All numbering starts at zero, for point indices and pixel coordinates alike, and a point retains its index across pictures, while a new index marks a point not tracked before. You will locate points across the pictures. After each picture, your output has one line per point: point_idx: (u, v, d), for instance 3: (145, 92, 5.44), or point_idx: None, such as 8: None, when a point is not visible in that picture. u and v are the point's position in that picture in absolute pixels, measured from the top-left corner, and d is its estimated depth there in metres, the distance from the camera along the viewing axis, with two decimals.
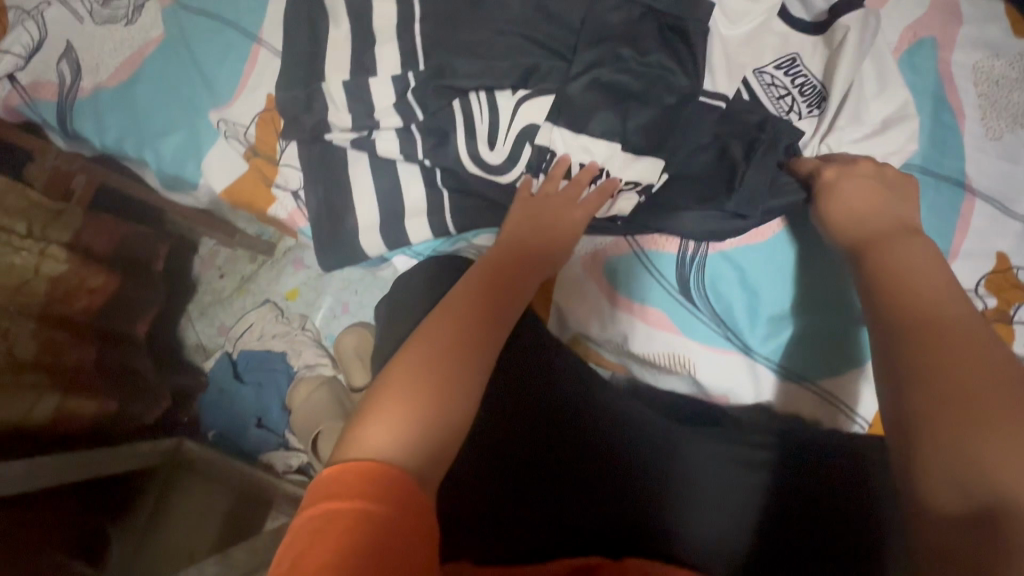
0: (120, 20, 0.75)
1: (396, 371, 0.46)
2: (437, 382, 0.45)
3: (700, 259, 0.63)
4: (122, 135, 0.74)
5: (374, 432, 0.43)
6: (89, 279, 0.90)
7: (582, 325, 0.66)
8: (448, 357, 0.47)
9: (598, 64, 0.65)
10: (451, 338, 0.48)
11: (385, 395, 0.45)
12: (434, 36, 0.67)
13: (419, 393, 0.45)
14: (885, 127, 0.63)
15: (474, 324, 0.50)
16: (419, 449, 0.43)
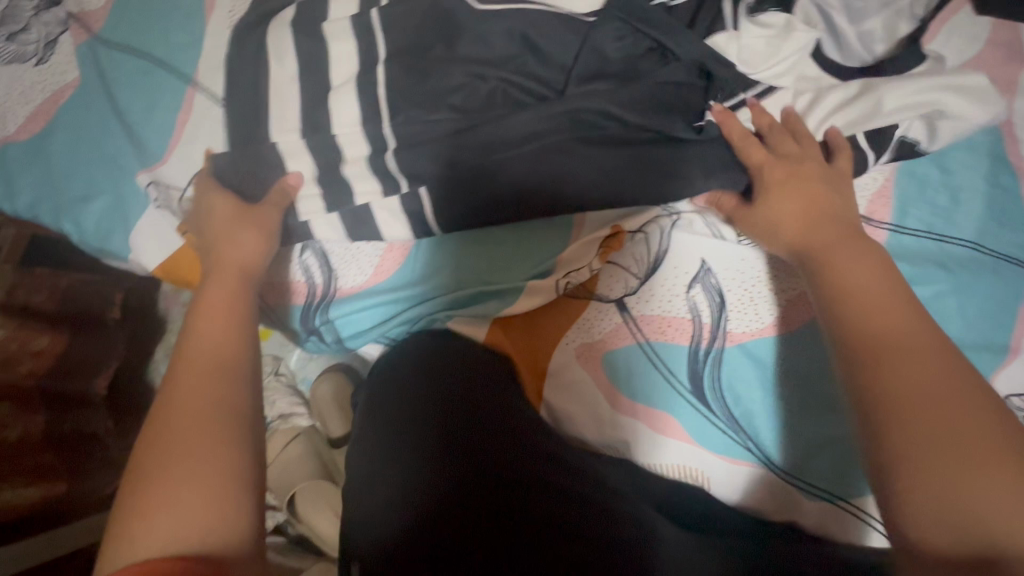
0: (28, 58, 0.64)
1: (142, 484, 0.39)
2: (213, 465, 0.41)
3: (716, 353, 0.54)
4: (38, 199, 0.62)
5: (150, 536, 0.37)
6: (31, 341, 0.83)
7: (578, 423, 0.56)
8: (206, 419, 0.43)
9: (591, 109, 0.54)
10: (202, 412, 0.43)
11: (160, 482, 0.39)
12: (398, 82, 0.56)
13: (177, 481, 0.39)
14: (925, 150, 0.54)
15: (206, 390, 0.44)
16: (219, 522, 0.38)
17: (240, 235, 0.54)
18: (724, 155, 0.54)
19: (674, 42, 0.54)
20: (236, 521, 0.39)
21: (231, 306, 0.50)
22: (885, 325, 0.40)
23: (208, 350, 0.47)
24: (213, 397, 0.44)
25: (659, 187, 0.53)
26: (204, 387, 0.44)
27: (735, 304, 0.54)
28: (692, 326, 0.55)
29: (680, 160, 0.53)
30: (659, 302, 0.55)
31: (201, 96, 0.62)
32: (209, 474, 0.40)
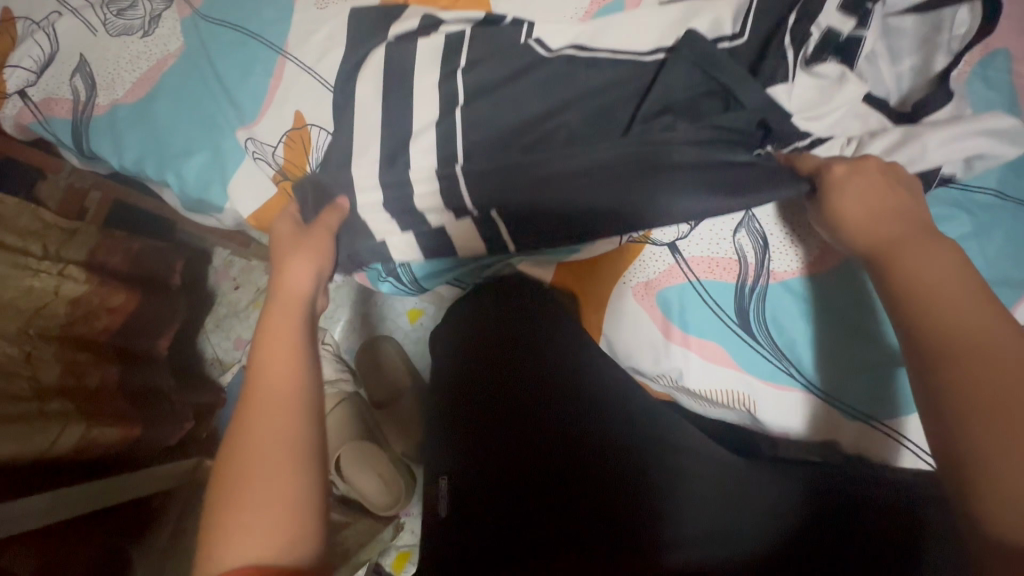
0: (135, 31, 0.71)
1: (225, 516, 0.45)
2: (287, 498, 0.45)
3: (761, 289, 0.59)
4: (143, 156, 0.69)
5: (239, 558, 0.42)
6: (110, 298, 0.88)
7: (635, 354, 0.62)
8: (269, 444, 0.48)
9: (657, 72, 0.60)
10: (270, 447, 0.47)
11: (232, 506, 0.45)
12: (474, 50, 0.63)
13: (244, 503, 0.45)
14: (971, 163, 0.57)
15: (274, 428, 0.49)
16: (293, 541, 0.44)
17: (296, 262, 0.60)
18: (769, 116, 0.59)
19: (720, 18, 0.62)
20: (300, 547, 0.44)
21: (288, 333, 0.55)
22: (951, 308, 0.42)
23: (273, 381, 0.51)
24: (282, 433, 0.49)
25: (726, 200, 0.55)
26: (273, 416, 0.49)
27: (777, 246, 0.58)
28: (739, 266, 0.60)
29: (747, 185, 0.55)
30: (708, 244, 0.60)
31: (291, 64, 0.69)
32: (286, 504, 0.45)
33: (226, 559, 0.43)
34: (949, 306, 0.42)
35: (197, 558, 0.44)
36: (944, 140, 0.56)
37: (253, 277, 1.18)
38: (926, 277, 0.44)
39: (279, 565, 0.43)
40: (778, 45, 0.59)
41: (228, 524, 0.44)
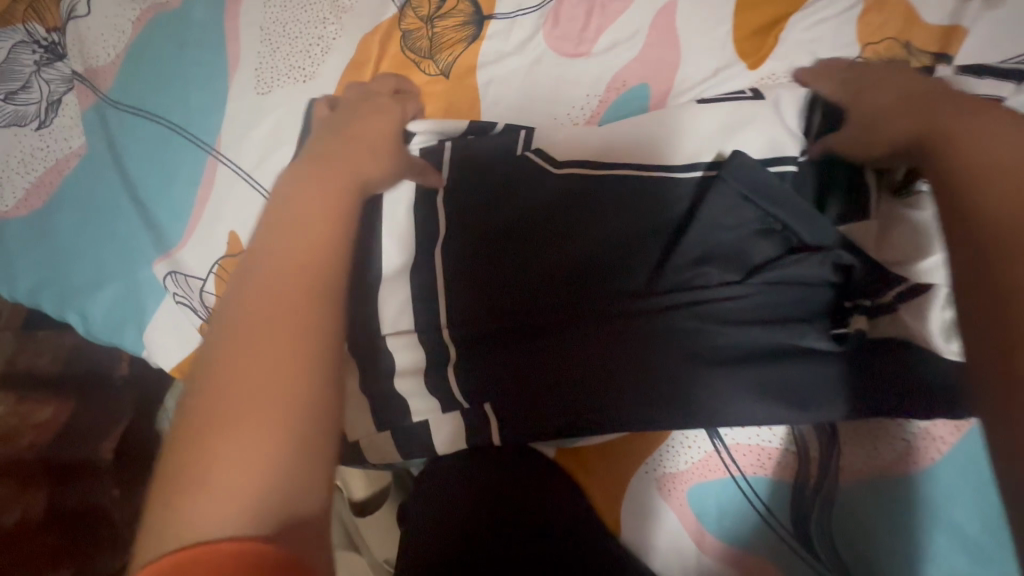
0: (29, 120, 0.56)
1: (210, 391, 0.28)
2: (297, 367, 0.29)
3: (824, 494, 0.46)
4: (38, 286, 0.55)
5: (204, 500, 0.25)
6: (33, 413, 0.79)
7: (659, 566, 0.49)
8: (295, 293, 0.31)
9: (702, 214, 0.46)
10: (282, 309, 0.30)
11: (223, 393, 0.28)
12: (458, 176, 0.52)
13: (252, 374, 0.28)
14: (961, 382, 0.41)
15: (296, 299, 0.31)
16: (294, 462, 0.27)
17: (363, 157, 0.42)
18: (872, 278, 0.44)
19: (771, 135, 0.49)
20: (317, 480, 0.28)
21: (324, 182, 0.38)
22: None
23: (311, 249, 0.33)
24: (305, 288, 0.32)
25: (790, 409, 0.42)
26: (294, 327, 0.30)
27: (848, 438, 0.46)
28: (797, 460, 0.47)
29: (809, 388, 0.42)
30: (755, 430, 0.47)
31: (225, 168, 0.54)
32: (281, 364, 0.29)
33: (209, 468, 0.26)
34: None
35: (177, 428, 0.28)
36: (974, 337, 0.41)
37: None
38: None
39: (287, 516, 0.26)
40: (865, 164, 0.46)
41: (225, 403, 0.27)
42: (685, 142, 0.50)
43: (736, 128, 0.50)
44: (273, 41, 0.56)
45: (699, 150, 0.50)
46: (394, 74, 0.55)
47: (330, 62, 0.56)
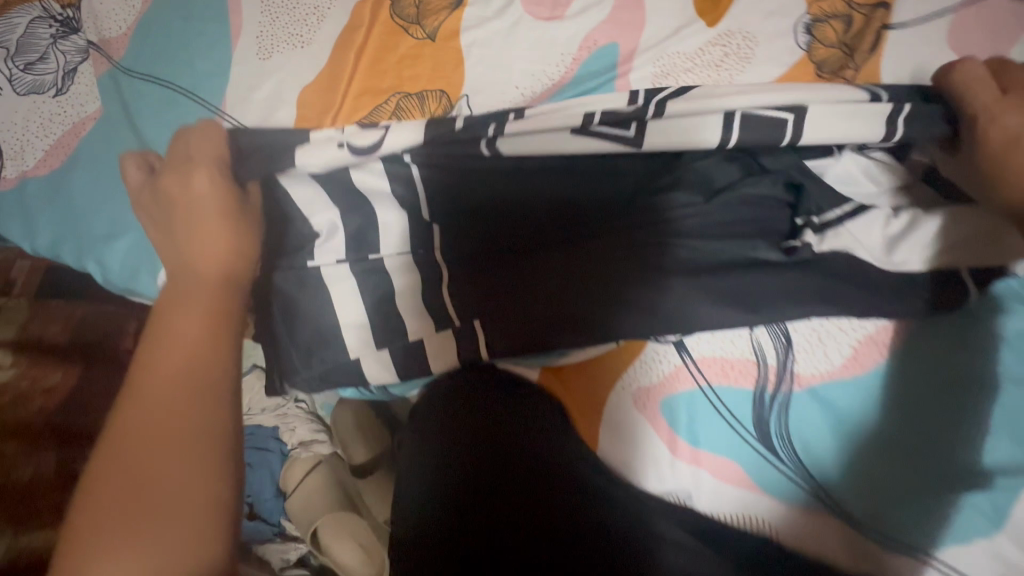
0: (47, 89, 0.61)
1: (100, 468, 0.39)
2: (178, 434, 0.40)
3: (783, 396, 0.51)
4: (59, 238, 0.59)
5: (108, 544, 0.36)
6: (43, 378, 0.78)
7: (636, 472, 0.54)
8: (183, 384, 0.42)
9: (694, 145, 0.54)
10: (166, 402, 0.41)
11: (111, 478, 0.38)
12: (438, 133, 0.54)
13: (161, 457, 0.39)
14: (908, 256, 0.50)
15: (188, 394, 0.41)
16: (194, 521, 0.38)
17: (208, 239, 0.50)
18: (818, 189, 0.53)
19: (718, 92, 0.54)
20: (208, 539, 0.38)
21: (213, 318, 0.46)
22: None
23: (189, 344, 0.44)
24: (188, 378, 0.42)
25: (743, 313, 0.49)
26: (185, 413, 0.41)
27: (802, 346, 0.51)
28: (757, 368, 0.52)
29: (768, 297, 0.49)
30: (720, 341, 0.52)
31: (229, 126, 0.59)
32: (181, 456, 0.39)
33: (99, 538, 0.36)
34: None
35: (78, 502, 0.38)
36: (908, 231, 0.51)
37: None
38: None
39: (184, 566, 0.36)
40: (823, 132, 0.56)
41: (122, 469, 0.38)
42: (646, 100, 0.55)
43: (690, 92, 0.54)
44: (272, 11, 0.61)
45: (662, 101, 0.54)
46: (386, 40, 0.60)
47: (325, 29, 0.61)
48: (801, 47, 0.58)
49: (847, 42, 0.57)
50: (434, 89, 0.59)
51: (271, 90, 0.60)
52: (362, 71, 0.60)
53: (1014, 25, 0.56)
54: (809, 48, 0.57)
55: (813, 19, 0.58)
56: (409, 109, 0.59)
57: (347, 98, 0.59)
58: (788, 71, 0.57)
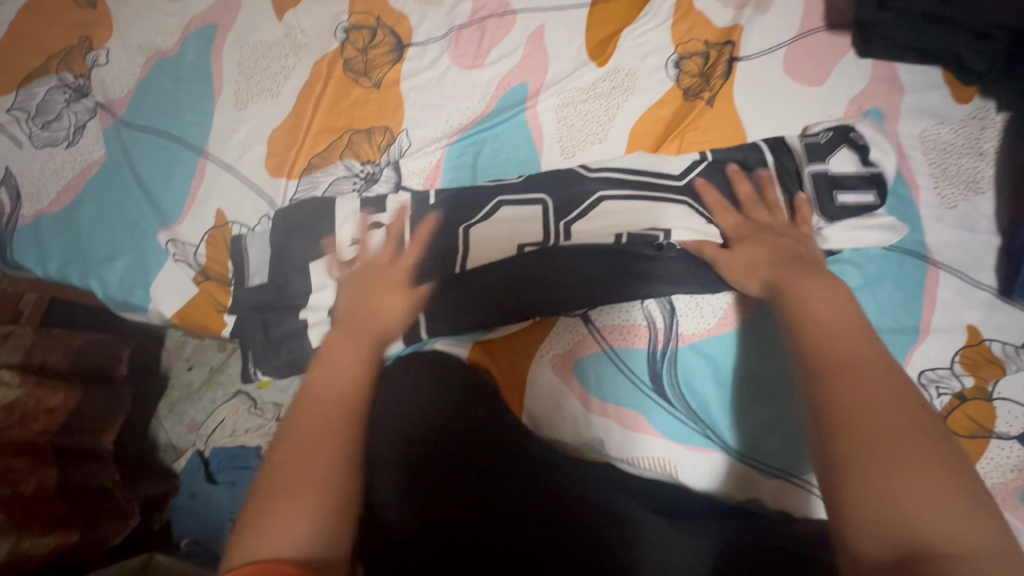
0: (60, 142, 0.74)
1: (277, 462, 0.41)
2: (331, 413, 0.45)
3: (672, 354, 0.62)
4: (67, 263, 0.70)
5: (275, 520, 0.38)
6: (47, 398, 0.86)
7: (556, 428, 0.62)
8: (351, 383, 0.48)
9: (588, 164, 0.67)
10: (337, 381, 0.48)
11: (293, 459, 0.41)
12: (388, 179, 0.70)
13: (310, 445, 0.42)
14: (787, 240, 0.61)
15: (349, 402, 0.46)
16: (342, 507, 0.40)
17: None
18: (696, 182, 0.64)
19: (599, 131, 0.71)
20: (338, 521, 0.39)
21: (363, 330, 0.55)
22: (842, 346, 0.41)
23: (339, 376, 0.48)
24: (346, 386, 0.47)
25: (629, 286, 0.61)
26: (341, 413, 0.45)
27: (683, 311, 0.62)
28: (649, 331, 0.62)
29: (652, 277, 0.62)
30: (620, 311, 0.63)
31: (212, 164, 0.72)
32: (331, 458, 0.42)
33: (263, 526, 0.37)
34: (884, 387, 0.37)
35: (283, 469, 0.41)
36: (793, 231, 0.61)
37: (206, 355, 1.23)
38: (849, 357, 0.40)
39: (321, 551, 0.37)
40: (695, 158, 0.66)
41: (274, 470, 0.41)
42: (546, 144, 0.71)
43: (579, 139, 0.71)
44: (248, 72, 0.76)
45: (555, 151, 0.71)
46: (340, 90, 0.74)
47: (291, 84, 0.75)
48: (670, 78, 0.72)
49: (705, 72, 0.72)
50: (379, 125, 0.73)
51: (246, 133, 0.73)
52: (321, 114, 0.73)
53: (834, 53, 0.71)
54: (676, 79, 0.72)
55: (678, 57, 0.73)
56: (359, 142, 0.72)
57: (309, 136, 0.72)
58: (662, 97, 0.72)
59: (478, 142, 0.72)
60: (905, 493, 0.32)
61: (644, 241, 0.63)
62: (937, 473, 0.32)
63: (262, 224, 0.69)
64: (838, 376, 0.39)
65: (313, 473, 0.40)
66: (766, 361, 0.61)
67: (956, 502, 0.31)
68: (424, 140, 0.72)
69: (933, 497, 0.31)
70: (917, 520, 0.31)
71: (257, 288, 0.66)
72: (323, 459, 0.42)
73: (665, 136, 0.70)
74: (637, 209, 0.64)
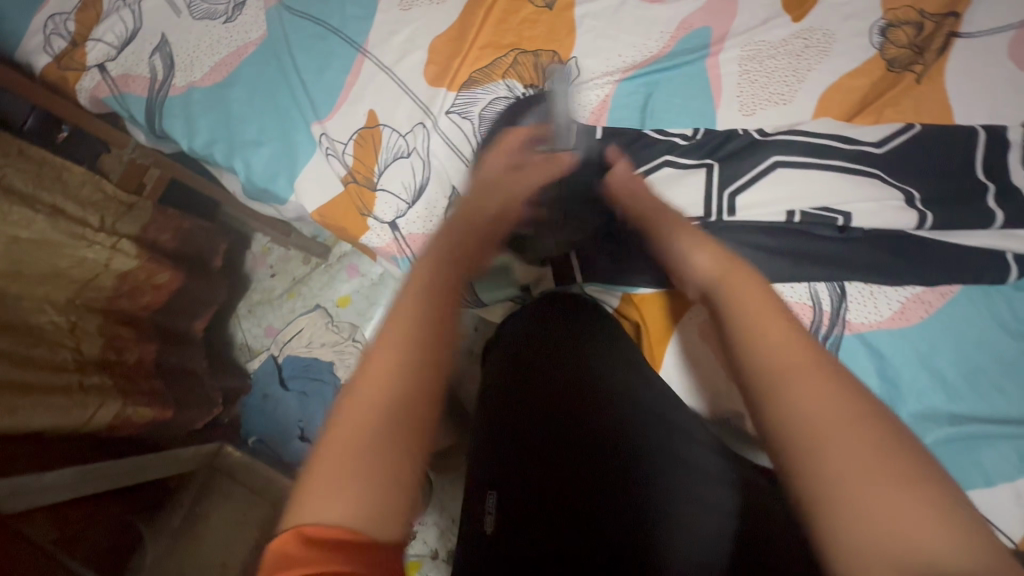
0: (218, 16, 0.72)
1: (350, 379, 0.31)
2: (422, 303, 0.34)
3: (836, 340, 0.57)
4: (213, 140, 0.69)
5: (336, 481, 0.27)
6: (156, 275, 0.86)
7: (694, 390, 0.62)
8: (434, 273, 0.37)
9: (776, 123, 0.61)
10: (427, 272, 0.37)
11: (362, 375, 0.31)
12: (550, 107, 0.67)
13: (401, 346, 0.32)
14: (987, 242, 0.56)
15: (424, 354, 0.32)
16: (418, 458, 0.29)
17: None
18: (898, 163, 0.58)
19: (786, 91, 0.65)
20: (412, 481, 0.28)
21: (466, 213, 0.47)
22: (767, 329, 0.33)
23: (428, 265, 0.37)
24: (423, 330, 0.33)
25: (801, 261, 0.57)
26: (425, 367, 0.31)
27: (856, 296, 0.58)
28: (814, 312, 0.58)
29: (827, 257, 0.58)
30: (784, 287, 0.58)
31: (370, 62, 0.69)
32: (420, 375, 0.31)
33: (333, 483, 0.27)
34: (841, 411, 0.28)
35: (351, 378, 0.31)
36: (993, 233, 0.56)
37: (291, 266, 1.25)
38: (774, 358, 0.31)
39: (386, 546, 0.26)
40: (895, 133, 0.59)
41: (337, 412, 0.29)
42: (724, 97, 0.66)
43: (762, 97, 0.65)
44: None
45: (732, 106, 0.66)
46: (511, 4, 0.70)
47: None
48: (875, 46, 0.65)
49: (917, 44, 0.65)
50: (548, 48, 0.68)
51: (407, 36, 0.70)
52: (488, 27, 0.69)
53: None
54: (881, 47, 0.65)
55: (887, 24, 0.66)
56: (525, 64, 0.68)
57: (472, 48, 0.68)
58: (862, 65, 0.65)
59: (651, 84, 0.67)
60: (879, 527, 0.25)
61: (820, 221, 0.57)
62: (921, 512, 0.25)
63: (414, 130, 0.66)
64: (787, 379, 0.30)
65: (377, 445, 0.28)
66: (936, 365, 0.56)
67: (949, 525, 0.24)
68: (593, 72, 0.68)
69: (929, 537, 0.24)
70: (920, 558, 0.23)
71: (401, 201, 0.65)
72: (402, 424, 0.29)
73: (861, 108, 0.64)
74: (821, 180, 0.58)
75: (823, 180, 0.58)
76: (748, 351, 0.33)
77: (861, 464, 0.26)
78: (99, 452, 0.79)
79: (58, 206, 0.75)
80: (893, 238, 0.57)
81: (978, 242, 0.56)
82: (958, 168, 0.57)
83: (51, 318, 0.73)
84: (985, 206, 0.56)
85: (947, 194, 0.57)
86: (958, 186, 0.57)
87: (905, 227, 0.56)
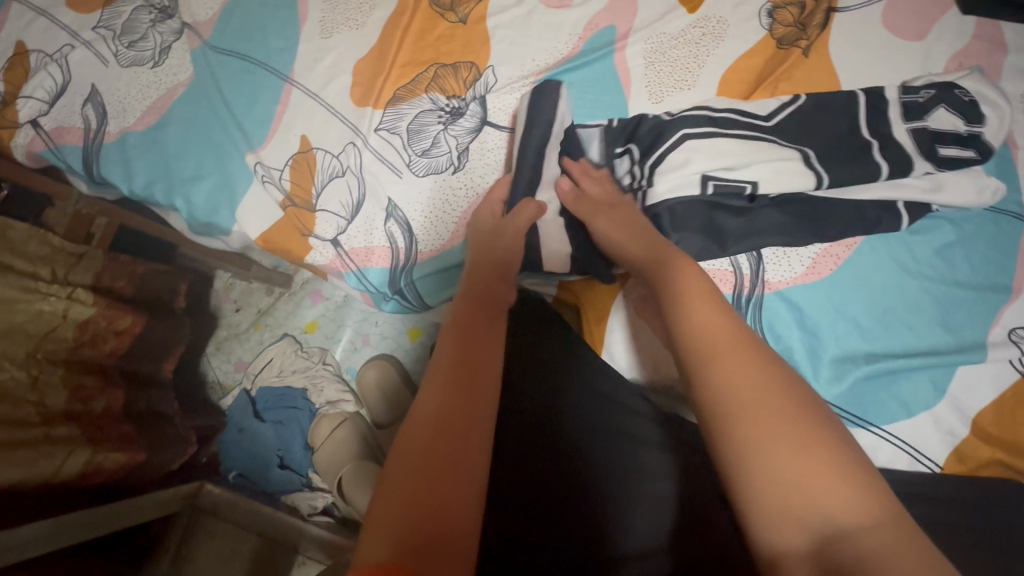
0: (145, 61, 0.74)
1: (408, 439, 0.41)
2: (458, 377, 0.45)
3: (756, 299, 0.62)
4: (152, 181, 0.71)
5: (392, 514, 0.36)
6: (116, 321, 0.86)
7: (639, 367, 0.65)
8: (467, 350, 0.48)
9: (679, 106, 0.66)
10: (471, 349, 0.48)
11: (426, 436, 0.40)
12: (476, 113, 0.70)
13: (448, 411, 0.42)
14: (882, 192, 0.61)
15: (465, 401, 0.43)
16: (461, 494, 0.38)
17: None
18: (791, 131, 0.63)
19: (689, 77, 0.70)
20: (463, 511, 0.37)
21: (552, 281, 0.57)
22: (697, 319, 0.45)
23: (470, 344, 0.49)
24: (459, 383, 0.44)
25: (717, 231, 0.61)
26: (466, 412, 0.42)
27: (771, 258, 0.62)
28: (735, 276, 0.62)
29: (743, 224, 0.61)
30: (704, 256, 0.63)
31: (298, 90, 0.72)
32: (460, 423, 0.41)
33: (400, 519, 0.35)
34: (759, 374, 0.40)
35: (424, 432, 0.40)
36: (885, 182, 0.61)
37: (254, 299, 1.26)
38: (705, 339, 0.43)
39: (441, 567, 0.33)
40: (786, 102, 0.64)
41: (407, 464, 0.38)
42: (633, 88, 0.70)
43: (668, 84, 0.70)
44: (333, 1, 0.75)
45: (642, 96, 0.70)
46: (426, 24, 0.73)
47: (376, 16, 0.74)
48: (764, 27, 0.71)
49: (802, 21, 0.70)
50: (465, 60, 0.72)
51: (332, 63, 0.73)
52: (407, 45, 0.73)
53: (936, 9, 0.69)
54: (769, 28, 0.70)
55: (773, 6, 0.71)
56: (445, 76, 0.71)
57: (394, 66, 0.72)
58: (754, 46, 0.70)
59: (564, 83, 0.71)
60: (786, 461, 0.36)
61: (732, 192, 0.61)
62: (812, 443, 0.36)
63: (346, 151, 0.69)
64: (718, 359, 0.41)
65: (434, 475, 0.38)
66: (853, 315, 0.60)
67: (845, 485, 0.35)
68: (509, 77, 0.72)
69: (809, 463, 0.35)
70: (819, 499, 0.34)
71: (335, 220, 0.68)
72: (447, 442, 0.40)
73: (758, 84, 0.69)
74: (727, 152, 0.62)
75: (728, 151, 0.62)
76: (688, 338, 0.44)
77: (782, 434, 0.37)
78: (75, 507, 0.78)
79: (6, 262, 0.77)
80: (798, 201, 0.61)
81: (873, 195, 0.61)
82: (848, 129, 0.62)
83: (11, 373, 0.73)
84: (874, 160, 0.61)
85: (842, 153, 0.62)
86: (851, 145, 0.62)
87: (807, 188, 0.61)
